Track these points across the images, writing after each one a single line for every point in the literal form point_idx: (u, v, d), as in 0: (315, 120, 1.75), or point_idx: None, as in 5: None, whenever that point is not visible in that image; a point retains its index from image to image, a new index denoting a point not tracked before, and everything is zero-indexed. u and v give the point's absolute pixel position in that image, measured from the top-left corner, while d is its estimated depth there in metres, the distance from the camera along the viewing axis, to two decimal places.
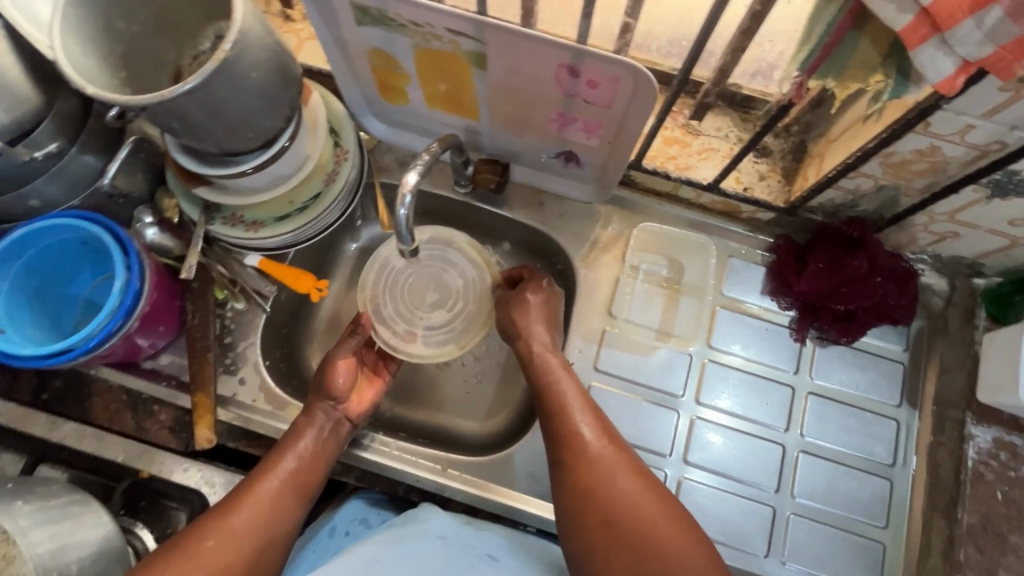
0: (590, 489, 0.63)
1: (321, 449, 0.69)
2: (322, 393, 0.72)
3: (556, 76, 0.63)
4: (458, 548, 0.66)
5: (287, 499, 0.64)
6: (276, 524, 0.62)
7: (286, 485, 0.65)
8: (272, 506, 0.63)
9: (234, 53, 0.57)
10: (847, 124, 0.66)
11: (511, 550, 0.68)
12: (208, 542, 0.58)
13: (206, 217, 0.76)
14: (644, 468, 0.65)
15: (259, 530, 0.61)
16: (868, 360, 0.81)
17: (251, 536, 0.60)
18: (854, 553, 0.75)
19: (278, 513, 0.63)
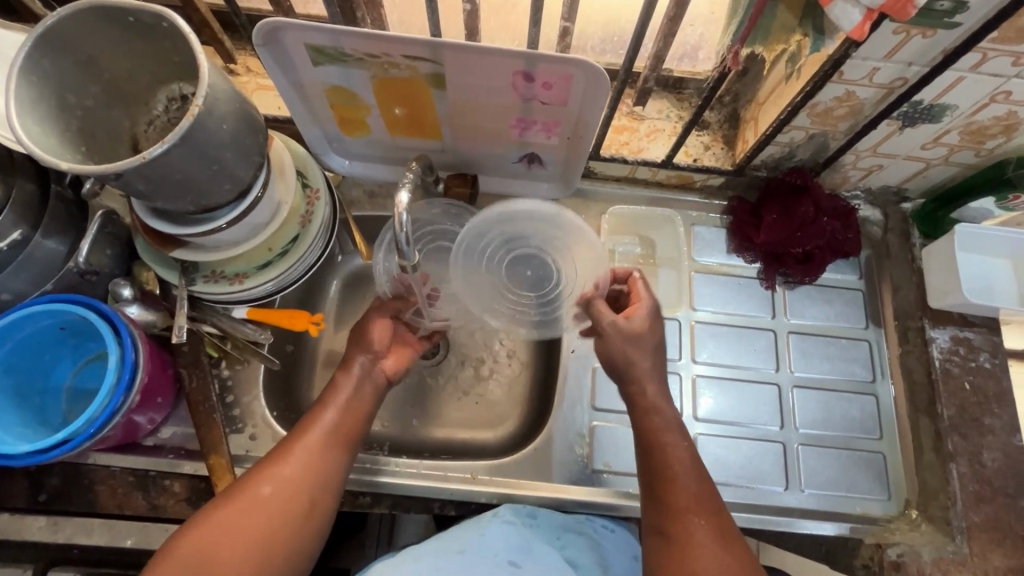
0: (689, 562, 0.62)
1: (358, 410, 0.70)
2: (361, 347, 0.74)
3: (512, 84, 0.68)
4: (480, 559, 0.65)
5: (310, 484, 0.64)
6: (324, 479, 0.65)
7: (326, 450, 0.66)
8: (300, 481, 0.64)
9: (206, 108, 0.58)
10: (773, 85, 0.75)
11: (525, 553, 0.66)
12: (268, 494, 0.62)
13: (186, 279, 0.75)
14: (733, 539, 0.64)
15: (288, 508, 0.63)
16: (833, 293, 0.89)
17: (304, 494, 0.63)
18: (860, 466, 0.81)
19: (302, 495, 0.64)
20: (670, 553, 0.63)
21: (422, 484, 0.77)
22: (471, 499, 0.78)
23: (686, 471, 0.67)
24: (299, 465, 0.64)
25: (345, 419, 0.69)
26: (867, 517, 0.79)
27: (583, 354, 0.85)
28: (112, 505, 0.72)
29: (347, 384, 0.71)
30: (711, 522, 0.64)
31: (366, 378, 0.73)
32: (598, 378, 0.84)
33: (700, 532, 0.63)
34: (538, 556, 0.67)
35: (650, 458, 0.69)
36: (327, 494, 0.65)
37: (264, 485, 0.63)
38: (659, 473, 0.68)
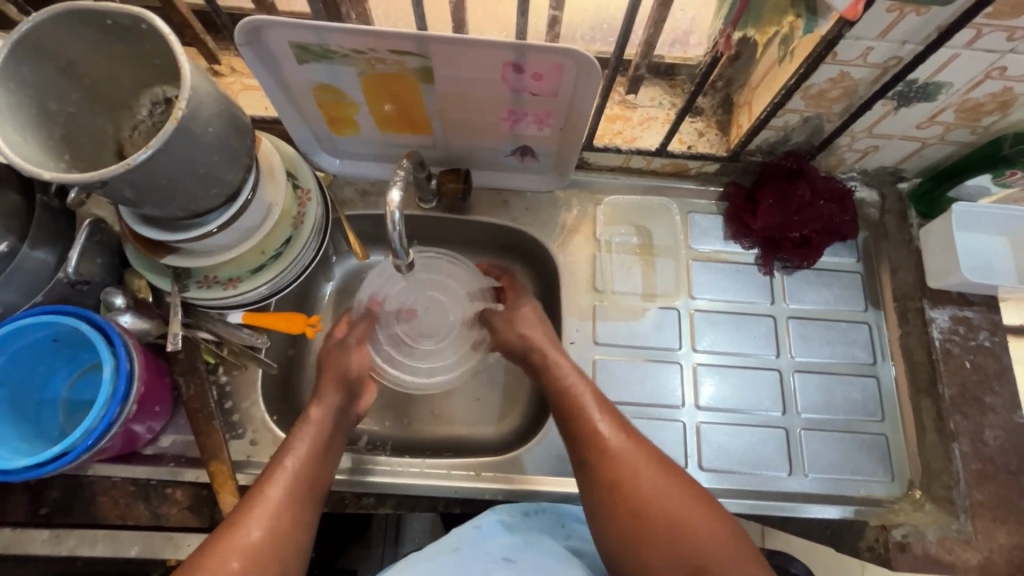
0: (629, 494, 0.62)
1: (321, 459, 0.66)
2: (337, 376, 0.72)
3: (502, 76, 0.67)
4: (473, 557, 0.65)
5: (290, 528, 0.60)
6: (292, 535, 0.60)
7: (291, 503, 0.62)
8: (281, 530, 0.60)
9: (190, 110, 0.56)
10: (766, 69, 0.74)
11: (530, 548, 0.67)
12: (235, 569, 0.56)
13: (179, 285, 0.75)
14: (657, 452, 0.66)
15: (268, 557, 0.58)
16: (831, 277, 0.89)
17: (273, 557, 0.58)
18: (862, 449, 0.81)
19: (282, 542, 0.59)
20: (592, 478, 0.65)
21: (425, 483, 0.77)
22: (474, 496, 0.78)
23: (584, 399, 0.69)
24: (274, 512, 0.60)
25: (313, 453, 0.66)
26: (871, 499, 0.79)
27: (583, 347, 0.85)
28: (115, 515, 0.72)
29: (307, 431, 0.67)
30: (616, 428, 0.67)
31: (330, 427, 0.69)
32: (599, 369, 0.84)
33: (609, 445, 0.65)
34: (533, 551, 0.67)
35: (551, 394, 0.71)
36: (296, 548, 0.60)
37: (242, 540, 0.57)
38: (583, 439, 0.67)
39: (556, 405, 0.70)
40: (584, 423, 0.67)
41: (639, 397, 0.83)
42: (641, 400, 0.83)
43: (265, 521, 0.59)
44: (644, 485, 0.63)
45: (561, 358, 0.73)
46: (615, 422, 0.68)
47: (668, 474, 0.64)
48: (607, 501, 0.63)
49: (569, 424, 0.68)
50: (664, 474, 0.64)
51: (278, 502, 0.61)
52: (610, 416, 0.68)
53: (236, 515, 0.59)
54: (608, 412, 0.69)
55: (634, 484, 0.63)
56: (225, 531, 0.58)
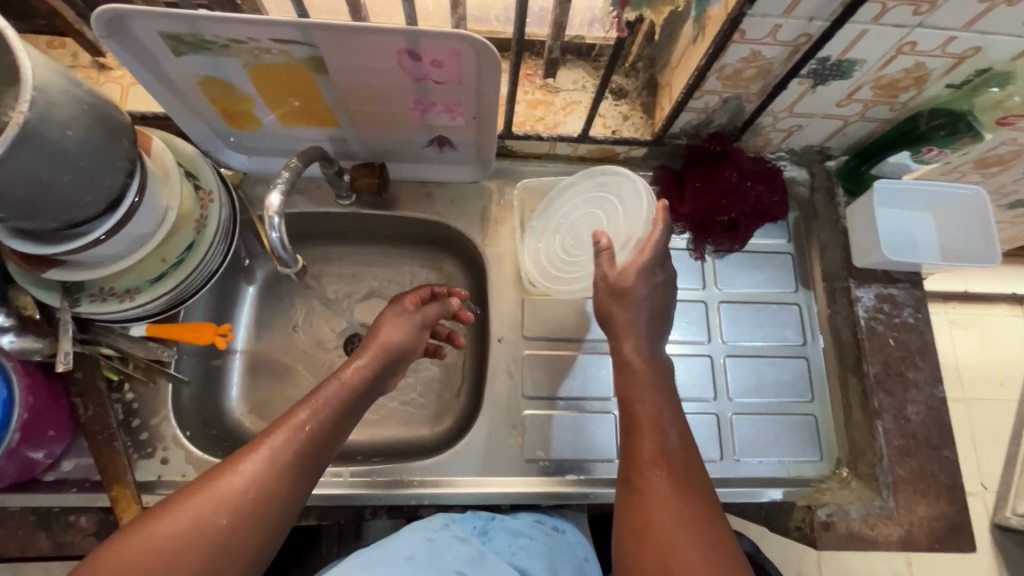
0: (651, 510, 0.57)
1: (337, 422, 0.62)
2: (390, 325, 0.71)
3: (399, 65, 0.63)
4: (428, 566, 0.61)
5: (288, 478, 0.56)
6: (284, 499, 0.55)
7: (299, 461, 0.57)
8: (279, 479, 0.55)
9: (37, 113, 0.51)
10: (682, 48, 0.71)
11: (482, 562, 0.64)
12: (230, 500, 0.52)
13: (70, 301, 0.69)
14: (700, 495, 0.59)
15: (251, 507, 0.53)
16: (761, 259, 0.88)
17: (265, 510, 0.53)
18: (793, 430, 0.82)
19: (275, 490, 0.54)
20: (628, 502, 0.60)
21: (350, 493, 0.75)
22: (400, 502, 0.76)
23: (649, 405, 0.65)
24: (276, 457, 0.56)
25: (335, 408, 0.62)
26: (800, 480, 0.80)
27: (512, 342, 0.83)
28: (13, 547, 0.68)
29: (335, 390, 0.64)
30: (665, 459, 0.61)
31: (352, 395, 0.64)
32: (529, 364, 0.82)
33: (653, 473, 0.60)
34: (486, 566, 0.64)
35: (619, 384, 0.68)
36: (284, 509, 0.55)
37: (231, 481, 0.53)
38: (634, 441, 0.63)
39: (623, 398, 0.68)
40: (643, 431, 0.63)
41: (570, 390, 0.81)
42: (572, 393, 0.81)
43: (266, 465, 0.55)
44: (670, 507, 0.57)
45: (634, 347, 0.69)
46: (676, 443, 0.63)
47: (696, 507, 0.58)
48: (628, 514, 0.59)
49: (629, 419, 0.65)
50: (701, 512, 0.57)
51: (287, 447, 0.57)
52: (671, 436, 0.64)
53: (242, 448, 0.56)
54: (670, 432, 0.64)
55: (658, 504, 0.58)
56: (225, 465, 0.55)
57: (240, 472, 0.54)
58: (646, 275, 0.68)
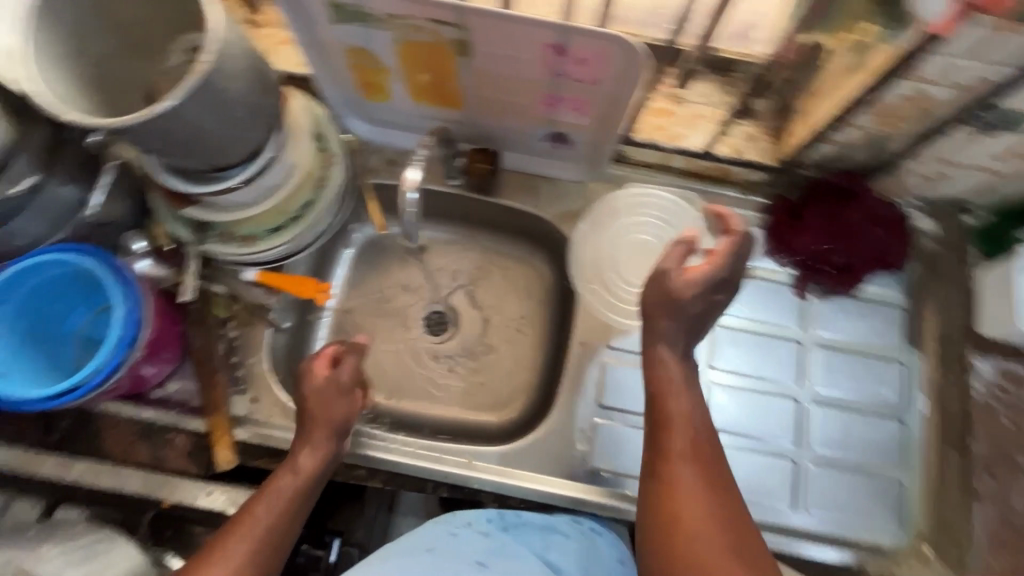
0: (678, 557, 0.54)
1: (295, 515, 0.63)
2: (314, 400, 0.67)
3: (542, 57, 0.63)
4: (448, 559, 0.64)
5: (266, 562, 0.60)
6: None
7: (264, 556, 0.60)
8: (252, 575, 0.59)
9: (214, 64, 0.55)
10: (832, 77, 0.68)
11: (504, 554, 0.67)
12: None
13: (199, 237, 0.75)
14: (739, 521, 0.56)
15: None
16: (870, 308, 0.83)
17: None
18: (876, 494, 0.77)
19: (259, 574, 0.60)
20: (656, 500, 0.58)
21: (416, 465, 0.77)
22: (463, 483, 0.77)
23: (685, 427, 0.60)
24: (254, 553, 0.59)
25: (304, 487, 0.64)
26: (875, 547, 0.75)
27: (595, 349, 0.81)
28: (118, 451, 0.74)
29: (286, 480, 0.64)
30: (700, 468, 0.58)
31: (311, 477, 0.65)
32: (607, 373, 0.81)
33: (683, 476, 0.58)
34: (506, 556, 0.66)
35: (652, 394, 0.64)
36: None
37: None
38: (656, 476, 0.59)
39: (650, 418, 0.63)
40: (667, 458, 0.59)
41: (644, 407, 0.80)
42: (645, 411, 0.79)
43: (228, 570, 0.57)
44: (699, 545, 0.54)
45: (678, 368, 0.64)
46: (702, 470, 0.58)
47: (736, 546, 0.55)
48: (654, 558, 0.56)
49: (664, 432, 0.61)
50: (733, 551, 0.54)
51: (248, 554, 0.59)
52: (699, 463, 0.59)
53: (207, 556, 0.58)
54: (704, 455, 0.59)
55: (686, 543, 0.55)
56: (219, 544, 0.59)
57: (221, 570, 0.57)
58: (703, 293, 0.63)
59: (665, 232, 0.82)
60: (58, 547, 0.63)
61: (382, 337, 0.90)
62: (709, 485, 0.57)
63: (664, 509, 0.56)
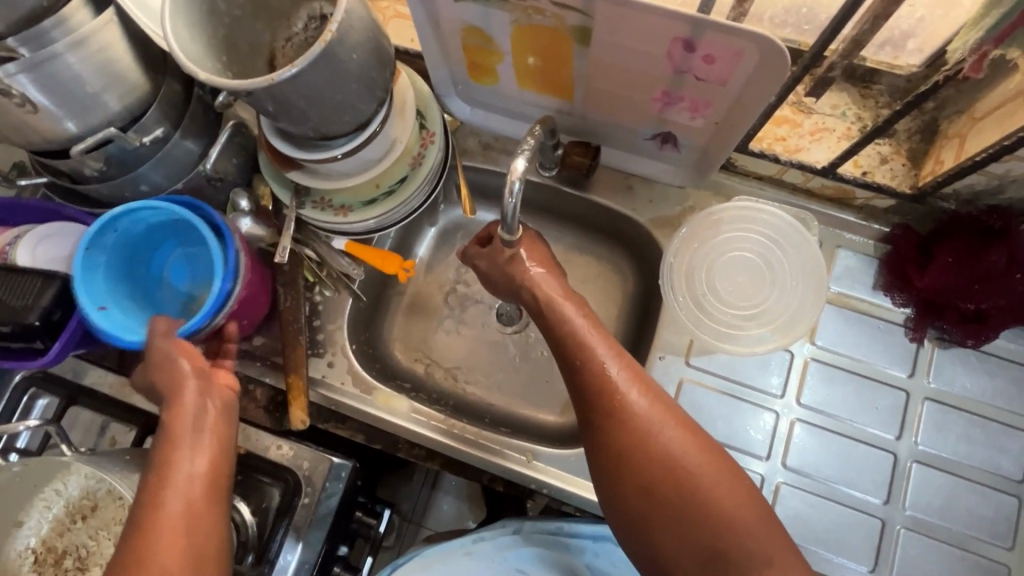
0: (647, 466, 0.57)
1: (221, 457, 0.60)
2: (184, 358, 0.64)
3: (667, 51, 0.59)
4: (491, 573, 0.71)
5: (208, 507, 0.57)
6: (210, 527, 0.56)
7: (210, 492, 0.58)
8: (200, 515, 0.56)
9: (339, 34, 0.55)
10: (1003, 99, 0.59)
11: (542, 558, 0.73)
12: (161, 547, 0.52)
13: (296, 201, 0.77)
14: (690, 421, 0.60)
15: (213, 500, 0.58)
16: (997, 366, 0.73)
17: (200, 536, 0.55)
18: (973, 573, 0.69)
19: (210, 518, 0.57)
20: (615, 434, 0.58)
21: (476, 454, 0.76)
22: (520, 481, 0.76)
23: (598, 349, 0.61)
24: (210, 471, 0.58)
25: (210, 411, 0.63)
26: None
27: (673, 365, 0.77)
28: None
29: (187, 443, 0.59)
30: (647, 397, 0.59)
31: (210, 419, 0.62)
32: (684, 393, 0.76)
33: (635, 402, 0.59)
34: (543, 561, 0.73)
35: (553, 330, 0.64)
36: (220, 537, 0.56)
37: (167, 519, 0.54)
38: (603, 399, 0.60)
39: (563, 345, 0.63)
40: (596, 377, 0.60)
41: (718, 435, 0.75)
42: (719, 438, 0.74)
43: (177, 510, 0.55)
44: (666, 450, 0.57)
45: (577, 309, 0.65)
46: (643, 387, 0.60)
47: (696, 441, 0.58)
48: (612, 471, 0.58)
49: (573, 355, 0.62)
50: (701, 447, 0.58)
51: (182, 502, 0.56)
52: (643, 382, 0.60)
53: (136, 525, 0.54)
54: (628, 367, 0.61)
55: (653, 449, 0.57)
56: (161, 474, 0.57)
57: (169, 509, 0.55)
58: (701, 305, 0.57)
59: (769, 249, 0.77)
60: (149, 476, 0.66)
61: (455, 319, 0.91)
62: (657, 401, 0.60)
63: (626, 430, 0.58)
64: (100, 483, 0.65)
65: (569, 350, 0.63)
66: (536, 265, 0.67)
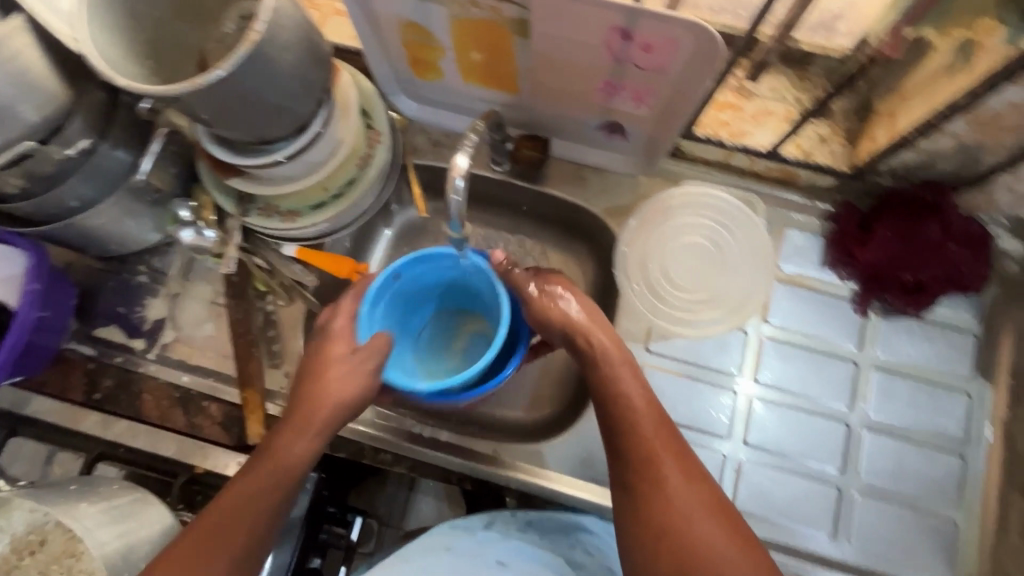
0: (688, 554, 0.55)
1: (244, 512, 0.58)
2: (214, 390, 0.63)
3: (606, 41, 0.59)
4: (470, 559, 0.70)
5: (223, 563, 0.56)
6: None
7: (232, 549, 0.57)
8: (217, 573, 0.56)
9: (267, 34, 0.53)
10: (927, 77, 0.61)
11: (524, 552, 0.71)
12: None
13: (241, 209, 0.74)
14: (731, 511, 0.58)
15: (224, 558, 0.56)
16: (938, 333, 0.77)
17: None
18: (924, 531, 0.72)
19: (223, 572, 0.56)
20: (654, 510, 0.57)
21: (443, 454, 0.76)
22: (489, 478, 0.76)
23: (645, 421, 0.60)
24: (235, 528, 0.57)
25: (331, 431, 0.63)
26: None
27: (633, 352, 0.78)
28: (154, 414, 0.76)
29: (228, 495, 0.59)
30: (689, 479, 0.58)
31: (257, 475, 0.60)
32: (645, 378, 0.77)
33: (678, 481, 0.57)
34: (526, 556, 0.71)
35: (598, 388, 0.62)
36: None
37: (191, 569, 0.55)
38: (645, 475, 0.58)
39: (604, 407, 0.62)
40: (640, 449, 0.59)
41: (680, 418, 0.76)
42: (682, 421, 0.76)
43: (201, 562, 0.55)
44: (707, 540, 0.55)
45: (626, 367, 0.62)
46: (686, 467, 0.59)
47: (736, 533, 0.56)
48: (649, 550, 0.56)
49: (616, 420, 0.61)
50: (741, 541, 0.56)
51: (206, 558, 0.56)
52: (686, 462, 0.59)
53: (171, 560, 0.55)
54: (673, 445, 0.60)
55: (693, 536, 0.55)
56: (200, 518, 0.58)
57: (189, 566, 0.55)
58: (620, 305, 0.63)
59: (718, 234, 0.78)
60: (95, 505, 0.63)
61: None
62: (700, 484, 0.58)
63: (666, 510, 0.56)
64: (46, 515, 0.62)
65: (613, 414, 0.61)
66: (561, 294, 0.64)
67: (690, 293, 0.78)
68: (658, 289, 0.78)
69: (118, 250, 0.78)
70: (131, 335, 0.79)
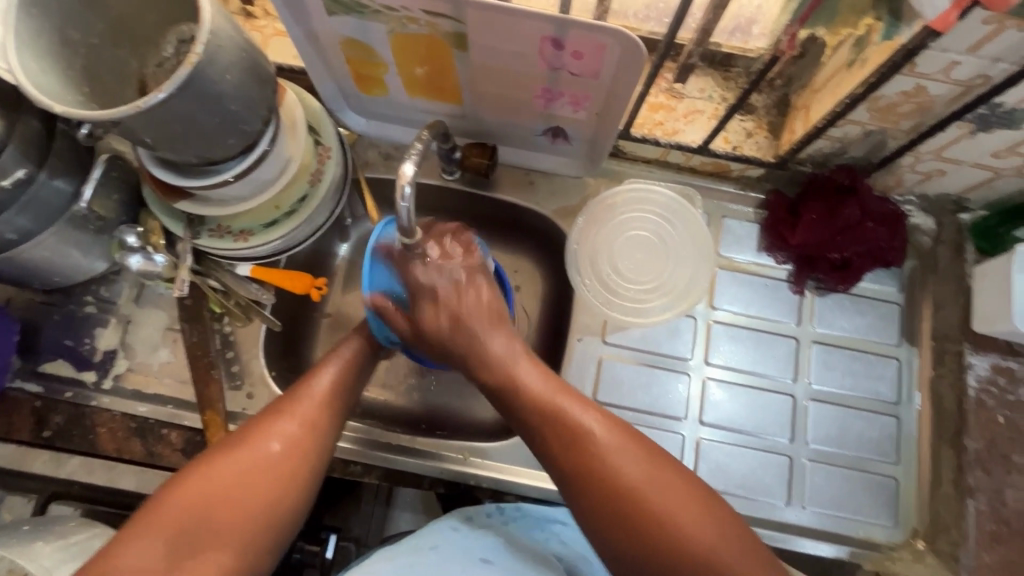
0: (629, 494, 0.55)
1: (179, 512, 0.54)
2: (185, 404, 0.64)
3: (539, 50, 0.62)
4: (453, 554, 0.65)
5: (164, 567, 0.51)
6: None
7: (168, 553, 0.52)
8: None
9: (207, 56, 0.54)
10: (832, 72, 0.67)
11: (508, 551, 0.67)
12: None
13: (191, 232, 0.73)
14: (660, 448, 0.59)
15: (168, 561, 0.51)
16: (867, 305, 0.83)
17: None
18: (869, 489, 0.78)
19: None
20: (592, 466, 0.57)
21: (413, 460, 0.77)
22: (459, 480, 0.77)
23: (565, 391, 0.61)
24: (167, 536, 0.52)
25: (296, 440, 0.60)
26: (869, 543, 0.76)
27: (591, 344, 0.81)
28: (112, 447, 0.74)
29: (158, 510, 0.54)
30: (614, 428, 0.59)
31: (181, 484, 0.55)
32: (604, 369, 0.80)
33: (606, 434, 0.58)
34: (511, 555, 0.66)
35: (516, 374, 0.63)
36: None
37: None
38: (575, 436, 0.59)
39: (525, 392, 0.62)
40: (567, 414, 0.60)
41: (640, 404, 0.80)
42: (642, 408, 0.79)
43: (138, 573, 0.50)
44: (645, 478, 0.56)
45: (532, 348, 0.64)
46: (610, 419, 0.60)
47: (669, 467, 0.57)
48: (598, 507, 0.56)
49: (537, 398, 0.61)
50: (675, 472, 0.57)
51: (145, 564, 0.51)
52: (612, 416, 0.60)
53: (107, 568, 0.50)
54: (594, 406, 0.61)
55: (630, 476, 0.56)
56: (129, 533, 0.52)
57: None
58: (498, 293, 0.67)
59: (662, 226, 0.83)
60: (51, 544, 0.61)
61: None
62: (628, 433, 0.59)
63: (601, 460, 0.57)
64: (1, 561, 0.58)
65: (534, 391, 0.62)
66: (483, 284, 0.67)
67: (637, 282, 0.82)
68: (612, 283, 0.82)
69: (63, 282, 0.76)
70: (81, 369, 0.77)
